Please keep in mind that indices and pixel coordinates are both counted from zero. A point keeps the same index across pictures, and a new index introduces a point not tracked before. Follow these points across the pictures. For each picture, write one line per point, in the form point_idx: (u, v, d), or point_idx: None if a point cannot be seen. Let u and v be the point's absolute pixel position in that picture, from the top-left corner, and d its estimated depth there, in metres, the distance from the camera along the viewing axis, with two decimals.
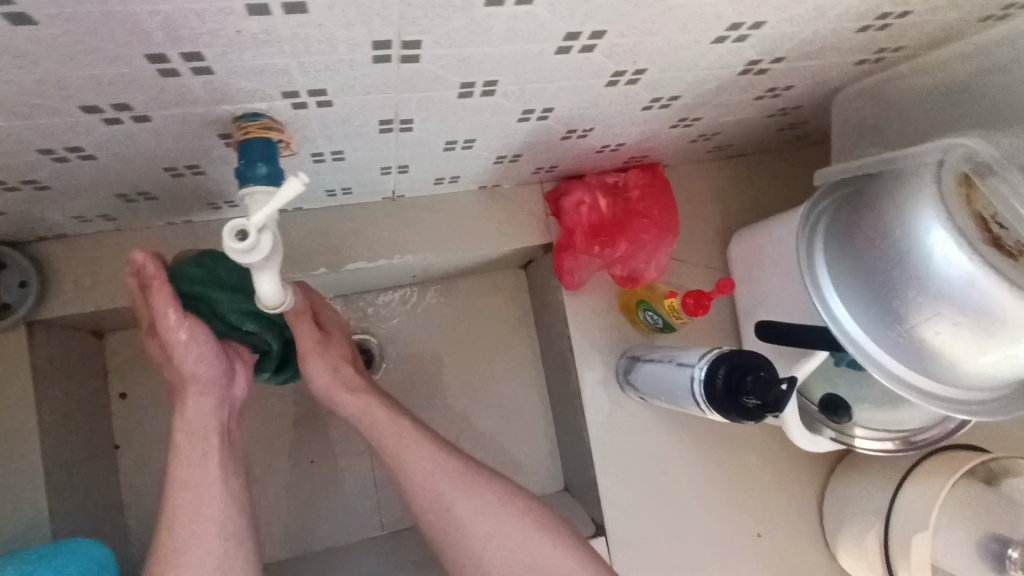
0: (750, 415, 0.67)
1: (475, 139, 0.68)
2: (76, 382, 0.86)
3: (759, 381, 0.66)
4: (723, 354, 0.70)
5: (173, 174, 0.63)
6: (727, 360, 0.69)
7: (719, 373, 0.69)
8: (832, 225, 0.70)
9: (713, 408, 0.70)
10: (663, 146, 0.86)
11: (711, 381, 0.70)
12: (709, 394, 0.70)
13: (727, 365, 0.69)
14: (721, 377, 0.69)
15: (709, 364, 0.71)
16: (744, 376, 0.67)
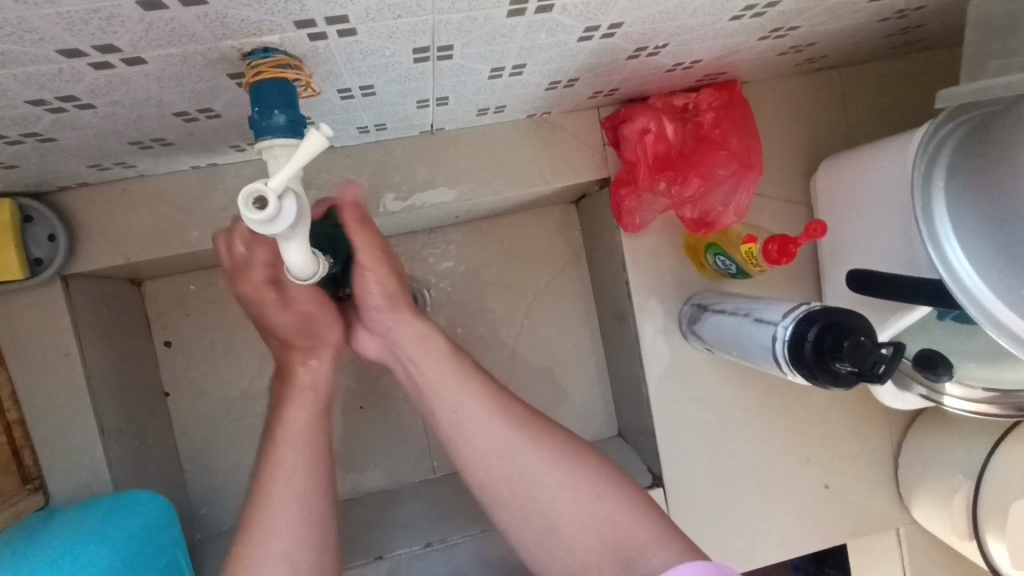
0: (841, 381, 0.59)
1: (525, 65, 0.58)
2: (121, 332, 0.85)
3: (858, 346, 0.57)
4: (815, 313, 0.61)
5: (186, 119, 0.55)
6: (820, 320, 0.60)
7: (808, 335, 0.61)
8: (960, 158, 0.59)
9: (797, 370, 0.62)
10: (744, 61, 0.73)
11: (798, 342, 0.61)
12: (794, 356, 0.62)
13: (819, 327, 0.60)
14: (810, 339, 0.60)
15: (797, 324, 0.62)
16: (839, 340, 0.58)
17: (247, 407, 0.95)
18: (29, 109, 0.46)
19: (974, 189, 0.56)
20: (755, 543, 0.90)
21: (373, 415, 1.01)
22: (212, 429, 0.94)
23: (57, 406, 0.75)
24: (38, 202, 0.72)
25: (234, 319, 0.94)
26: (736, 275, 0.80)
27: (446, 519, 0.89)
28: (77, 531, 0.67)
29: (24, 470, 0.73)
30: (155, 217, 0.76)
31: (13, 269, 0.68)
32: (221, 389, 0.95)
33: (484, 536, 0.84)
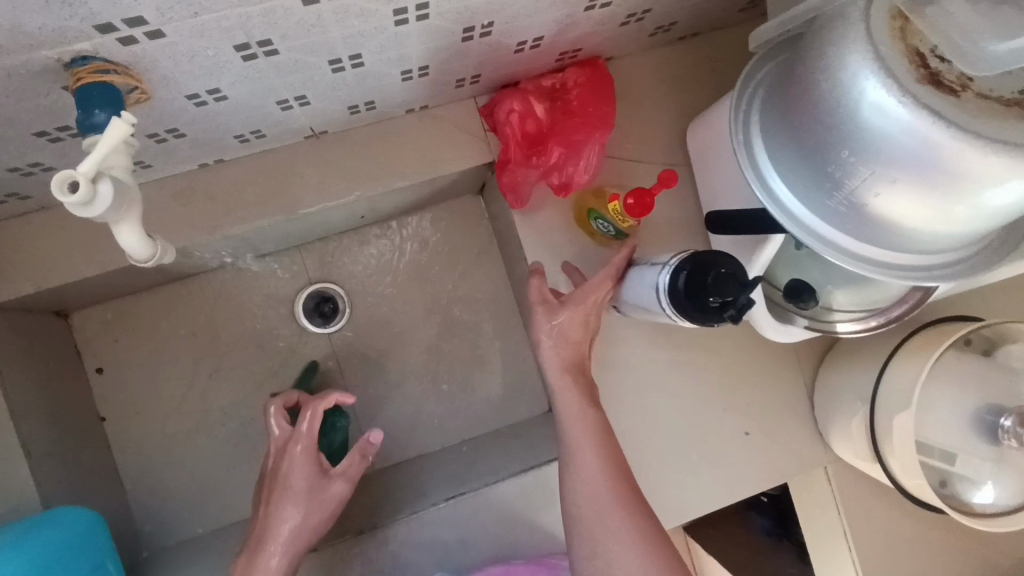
0: (712, 316, 0.63)
1: (360, 54, 0.63)
2: (47, 361, 0.89)
3: (719, 278, 0.61)
4: (686, 257, 0.66)
5: (49, 138, 0.60)
6: (689, 262, 0.65)
7: (680, 277, 0.65)
8: (770, 92, 0.63)
9: (678, 313, 0.67)
10: (592, 35, 0.79)
11: (673, 281, 0.66)
12: (671, 300, 0.66)
13: (688, 268, 0.65)
14: (681, 278, 0.65)
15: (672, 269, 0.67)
16: (704, 275, 0.63)
17: (184, 424, 0.98)
18: None
19: (778, 115, 0.60)
20: (683, 494, 0.93)
21: None
22: (150, 449, 0.97)
23: None
24: None
25: (163, 340, 0.98)
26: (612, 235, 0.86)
27: (381, 506, 0.91)
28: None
29: None
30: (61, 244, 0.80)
31: None
32: (157, 409, 0.98)
33: (415, 516, 0.87)
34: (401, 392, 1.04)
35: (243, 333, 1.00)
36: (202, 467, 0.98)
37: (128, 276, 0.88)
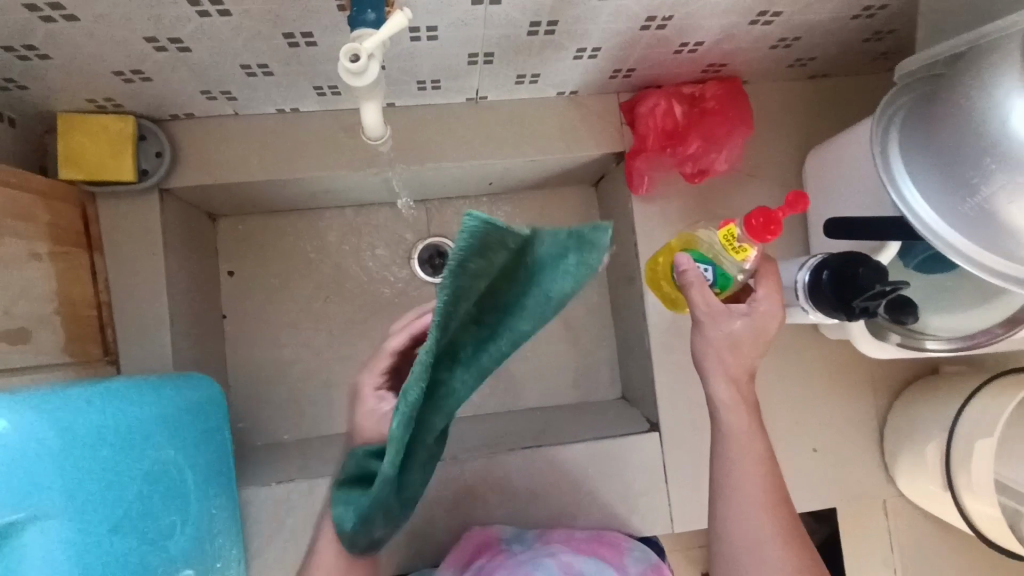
0: (845, 307, 0.69)
1: (557, 22, 0.73)
2: (195, 252, 0.99)
3: (869, 274, 0.67)
4: (832, 256, 0.72)
5: (291, 42, 0.71)
6: (835, 260, 0.71)
7: (824, 273, 0.71)
8: (909, 112, 0.71)
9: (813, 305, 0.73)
10: (742, 52, 0.88)
11: (816, 277, 0.72)
12: (811, 291, 0.73)
13: (834, 264, 0.71)
14: (828, 270, 0.71)
15: (817, 264, 0.73)
16: (853, 268, 0.68)
17: (293, 337, 1.07)
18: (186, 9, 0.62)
19: (920, 129, 0.68)
20: None
21: (401, 356, 1.09)
22: (258, 353, 1.06)
23: (139, 295, 0.88)
24: (155, 125, 0.88)
25: (290, 259, 1.08)
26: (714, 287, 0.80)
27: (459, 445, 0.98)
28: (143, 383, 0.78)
29: (105, 344, 0.86)
30: (243, 148, 0.91)
31: (128, 172, 0.84)
32: (272, 320, 1.07)
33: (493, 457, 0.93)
34: None
35: (360, 267, 1.09)
36: (299, 381, 1.06)
37: (284, 192, 0.99)
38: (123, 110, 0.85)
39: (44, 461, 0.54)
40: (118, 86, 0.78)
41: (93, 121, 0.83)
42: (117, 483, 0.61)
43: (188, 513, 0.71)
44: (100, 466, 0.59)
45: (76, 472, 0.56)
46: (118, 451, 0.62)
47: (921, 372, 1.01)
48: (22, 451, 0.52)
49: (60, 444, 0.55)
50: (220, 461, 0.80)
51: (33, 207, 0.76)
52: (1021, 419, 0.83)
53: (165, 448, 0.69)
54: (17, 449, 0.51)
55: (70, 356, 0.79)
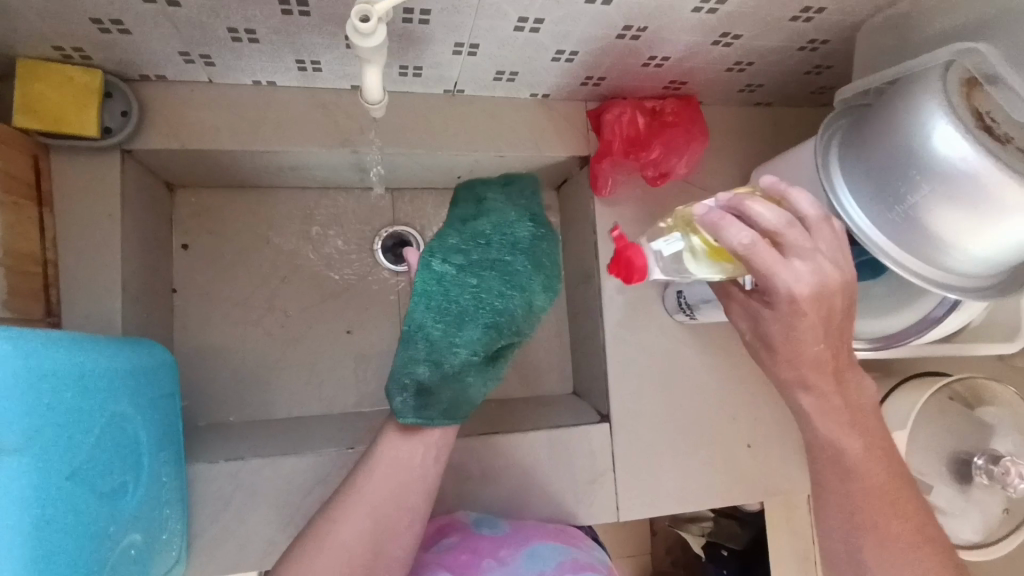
0: None
1: (544, 20, 0.78)
2: (151, 220, 0.95)
3: None
4: None
5: (284, 9, 0.72)
6: None
7: None
8: (848, 131, 0.80)
9: None
10: (702, 72, 0.96)
11: None
12: None
13: None
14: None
15: None
16: None
17: (246, 317, 1.04)
18: None
19: (857, 145, 0.77)
20: (685, 487, 1.01)
21: (358, 343, 1.08)
22: (207, 331, 1.02)
23: (89, 257, 0.84)
24: (122, 83, 0.85)
25: (248, 237, 1.05)
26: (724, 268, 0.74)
27: None
28: None
29: (48, 304, 0.81)
30: (213, 116, 0.90)
31: (93, 127, 0.82)
32: (225, 298, 1.03)
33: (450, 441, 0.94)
34: None
35: (321, 250, 1.08)
36: (249, 362, 1.03)
37: (250, 167, 0.98)
38: (91, 62, 0.82)
39: (16, 396, 0.51)
40: (93, 35, 0.75)
41: (57, 70, 0.80)
42: (78, 430, 0.59)
43: (139, 473, 0.68)
44: (65, 410, 0.57)
45: (44, 412, 0.54)
46: (81, 397, 0.60)
47: None
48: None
49: (32, 380, 0.53)
50: (169, 428, 0.78)
51: None
52: (928, 417, 0.93)
53: (121, 403, 0.67)
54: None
55: (11, 312, 0.74)
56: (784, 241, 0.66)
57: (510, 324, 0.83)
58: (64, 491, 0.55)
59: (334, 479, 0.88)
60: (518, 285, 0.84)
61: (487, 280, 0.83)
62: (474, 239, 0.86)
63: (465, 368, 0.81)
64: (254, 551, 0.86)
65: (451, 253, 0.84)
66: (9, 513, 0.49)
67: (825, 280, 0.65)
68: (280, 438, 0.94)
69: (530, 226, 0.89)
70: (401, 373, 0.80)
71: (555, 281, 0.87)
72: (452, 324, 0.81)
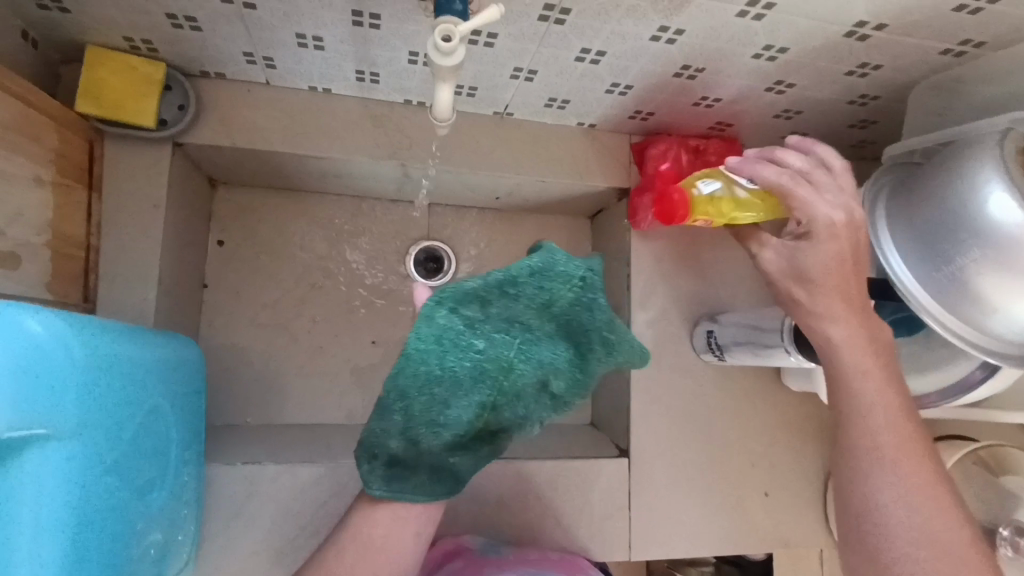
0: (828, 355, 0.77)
1: (605, 53, 0.79)
2: (191, 213, 0.96)
3: None
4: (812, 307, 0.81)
5: (356, 21, 0.74)
6: None
7: None
8: (895, 188, 0.81)
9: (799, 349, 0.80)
10: (749, 116, 0.97)
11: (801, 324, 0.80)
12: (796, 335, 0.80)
13: None
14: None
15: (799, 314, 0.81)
16: None
17: (272, 319, 1.04)
18: None
19: (905, 203, 0.78)
20: (699, 531, 1.00)
21: (381, 355, 1.07)
22: (232, 329, 1.02)
23: (129, 245, 0.84)
24: (181, 77, 0.86)
25: (282, 239, 1.05)
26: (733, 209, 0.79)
27: None
28: None
29: (85, 289, 0.81)
30: (265, 117, 0.90)
31: (148, 117, 0.82)
32: (254, 297, 1.03)
33: None
34: None
35: (354, 259, 1.08)
36: (272, 364, 1.03)
37: (293, 170, 0.98)
38: (155, 54, 0.83)
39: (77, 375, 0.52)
40: (163, 28, 0.76)
41: (123, 59, 0.81)
42: (119, 419, 0.59)
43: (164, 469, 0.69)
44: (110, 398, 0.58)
45: (93, 399, 0.55)
46: (124, 387, 0.60)
47: None
48: (56, 364, 0.51)
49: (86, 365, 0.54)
50: (191, 426, 0.78)
51: (44, 132, 0.72)
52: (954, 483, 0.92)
53: (155, 396, 0.67)
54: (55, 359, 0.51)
55: (50, 294, 0.74)
56: (819, 182, 0.74)
57: (509, 408, 0.67)
58: (100, 482, 0.56)
59: (351, 490, 0.87)
60: (534, 360, 0.65)
61: (498, 348, 0.64)
62: (499, 286, 0.64)
63: (445, 450, 0.67)
64: (262, 558, 0.85)
65: (465, 302, 0.64)
66: (48, 498, 0.49)
67: (854, 209, 0.71)
68: (300, 446, 0.93)
69: (579, 286, 0.66)
70: (377, 435, 0.67)
71: (591, 355, 0.67)
72: (442, 394, 0.65)
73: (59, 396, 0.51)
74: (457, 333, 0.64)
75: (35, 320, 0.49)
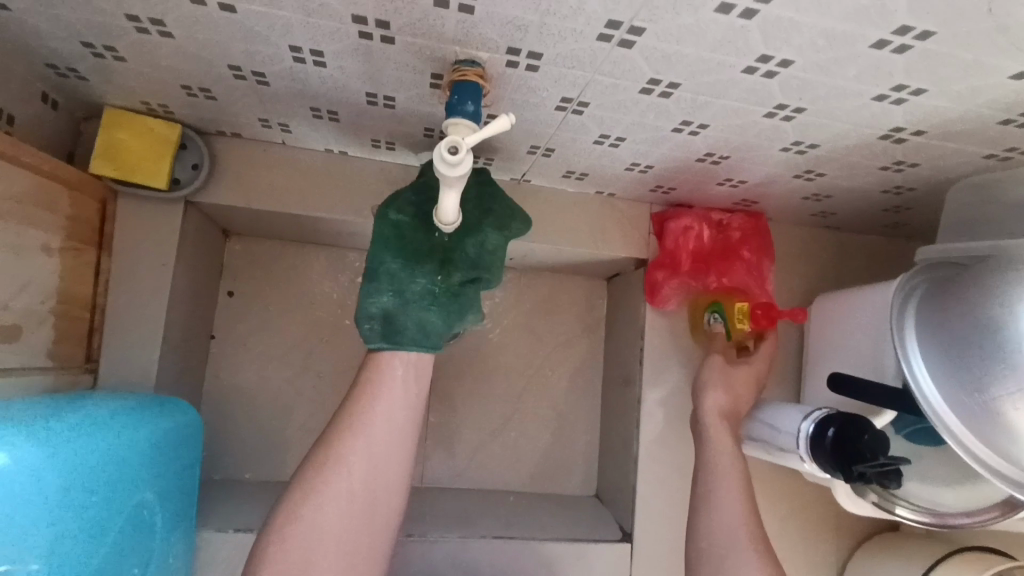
0: (847, 475, 0.72)
1: (624, 139, 0.76)
2: (202, 267, 0.95)
3: (868, 441, 0.70)
4: (836, 417, 0.76)
5: (369, 100, 0.72)
6: (838, 421, 0.75)
7: (828, 433, 0.75)
8: (927, 294, 0.77)
9: (817, 460, 0.76)
10: (775, 196, 0.93)
11: (823, 435, 0.76)
12: (816, 446, 0.76)
13: (836, 427, 0.75)
14: (833, 427, 0.75)
15: (820, 424, 0.77)
16: (857, 434, 0.72)
17: (278, 371, 1.03)
18: (284, 52, 0.62)
19: (936, 314, 0.73)
20: None
21: None
22: (237, 381, 1.01)
23: (135, 305, 0.84)
24: (197, 137, 0.86)
25: (292, 291, 1.05)
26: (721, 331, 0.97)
27: (428, 520, 0.94)
28: (117, 407, 0.73)
29: (89, 350, 0.81)
30: (279, 178, 0.90)
31: (161, 179, 0.81)
32: (261, 349, 1.03)
33: (462, 541, 0.91)
34: (470, 425, 1.10)
35: None
36: (274, 418, 1.02)
37: (305, 227, 0.97)
38: (172, 116, 0.83)
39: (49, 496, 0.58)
40: (179, 96, 0.76)
41: (139, 121, 0.80)
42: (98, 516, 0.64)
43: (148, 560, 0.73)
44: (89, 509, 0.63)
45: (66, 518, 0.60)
46: (104, 494, 0.65)
47: (882, 527, 1.05)
48: (25, 492, 0.56)
49: (57, 487, 0.59)
50: (191, 509, 0.82)
51: (56, 198, 0.72)
52: None
53: (149, 494, 0.72)
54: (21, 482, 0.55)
55: (52, 359, 0.74)
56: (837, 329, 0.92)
57: (463, 259, 0.79)
58: None
59: None
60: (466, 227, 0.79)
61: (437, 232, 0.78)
62: (417, 188, 0.81)
63: (426, 298, 0.76)
64: None
65: (401, 204, 0.79)
66: None
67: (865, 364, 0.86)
68: None
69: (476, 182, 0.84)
70: (365, 303, 0.75)
71: (508, 222, 0.82)
72: (396, 268, 0.76)
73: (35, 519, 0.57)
74: (399, 223, 0.78)
75: (4, 453, 0.55)
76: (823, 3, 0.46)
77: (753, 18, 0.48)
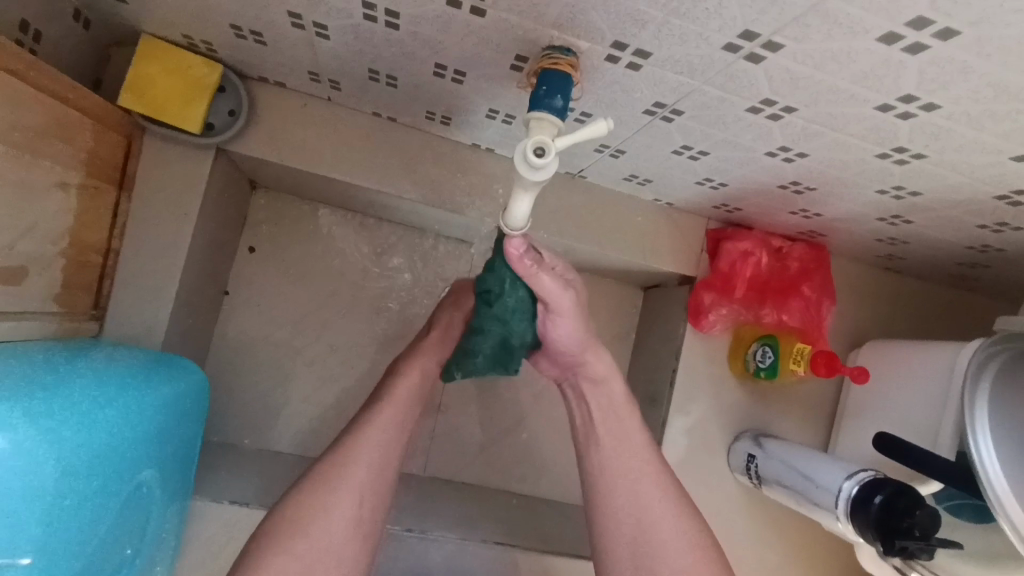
0: (888, 548, 0.67)
1: (708, 154, 0.69)
2: (226, 219, 0.89)
3: (920, 520, 0.65)
4: (886, 482, 0.71)
5: (437, 72, 0.65)
6: (888, 489, 0.70)
7: (874, 499, 0.70)
8: (1004, 370, 0.70)
9: (856, 525, 0.72)
10: (847, 233, 0.87)
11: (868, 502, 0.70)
12: (859, 511, 0.71)
13: (885, 494, 0.70)
14: (882, 494, 0.70)
15: (867, 488, 0.72)
16: (908, 507, 0.66)
17: (289, 338, 0.98)
18: (355, 7, 0.55)
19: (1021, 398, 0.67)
20: None
21: None
22: (246, 343, 0.96)
23: (150, 254, 0.78)
24: (238, 80, 0.79)
25: (315, 256, 0.98)
26: (763, 370, 0.90)
27: (428, 514, 0.90)
28: (123, 368, 0.67)
29: (97, 296, 0.75)
30: (319, 136, 0.82)
31: (195, 123, 0.74)
32: (275, 312, 0.97)
33: (463, 544, 0.86)
34: (478, 420, 1.05)
35: (386, 290, 1.01)
36: (280, 386, 0.97)
37: (339, 192, 0.90)
38: (214, 55, 0.75)
39: (49, 479, 0.53)
40: (227, 35, 0.69)
41: (179, 55, 0.73)
42: (92, 493, 0.59)
43: (139, 537, 0.69)
44: (75, 497, 0.56)
45: (59, 510, 0.54)
46: (105, 478, 0.60)
47: None
48: (18, 486, 0.50)
49: (55, 475, 0.53)
50: (188, 479, 0.78)
51: (79, 130, 0.66)
52: None
53: (149, 469, 0.67)
54: (16, 468, 0.50)
55: (57, 303, 0.68)
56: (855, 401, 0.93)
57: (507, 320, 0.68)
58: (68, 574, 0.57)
59: None
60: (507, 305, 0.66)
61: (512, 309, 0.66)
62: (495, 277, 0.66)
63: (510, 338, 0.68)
64: None
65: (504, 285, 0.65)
66: None
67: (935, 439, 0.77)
68: (293, 487, 0.87)
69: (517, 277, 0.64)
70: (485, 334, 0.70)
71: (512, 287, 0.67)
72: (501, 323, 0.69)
73: (28, 511, 0.51)
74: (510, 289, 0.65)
75: None
76: (1011, 49, 0.39)
77: (916, 55, 0.42)
